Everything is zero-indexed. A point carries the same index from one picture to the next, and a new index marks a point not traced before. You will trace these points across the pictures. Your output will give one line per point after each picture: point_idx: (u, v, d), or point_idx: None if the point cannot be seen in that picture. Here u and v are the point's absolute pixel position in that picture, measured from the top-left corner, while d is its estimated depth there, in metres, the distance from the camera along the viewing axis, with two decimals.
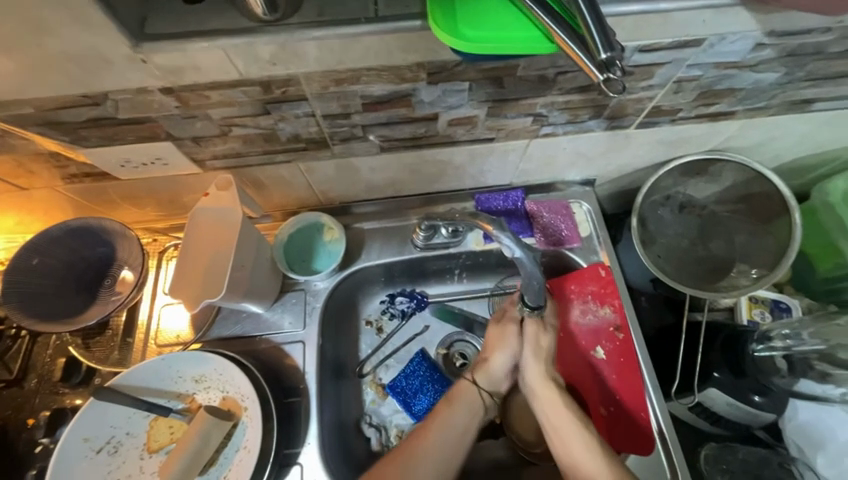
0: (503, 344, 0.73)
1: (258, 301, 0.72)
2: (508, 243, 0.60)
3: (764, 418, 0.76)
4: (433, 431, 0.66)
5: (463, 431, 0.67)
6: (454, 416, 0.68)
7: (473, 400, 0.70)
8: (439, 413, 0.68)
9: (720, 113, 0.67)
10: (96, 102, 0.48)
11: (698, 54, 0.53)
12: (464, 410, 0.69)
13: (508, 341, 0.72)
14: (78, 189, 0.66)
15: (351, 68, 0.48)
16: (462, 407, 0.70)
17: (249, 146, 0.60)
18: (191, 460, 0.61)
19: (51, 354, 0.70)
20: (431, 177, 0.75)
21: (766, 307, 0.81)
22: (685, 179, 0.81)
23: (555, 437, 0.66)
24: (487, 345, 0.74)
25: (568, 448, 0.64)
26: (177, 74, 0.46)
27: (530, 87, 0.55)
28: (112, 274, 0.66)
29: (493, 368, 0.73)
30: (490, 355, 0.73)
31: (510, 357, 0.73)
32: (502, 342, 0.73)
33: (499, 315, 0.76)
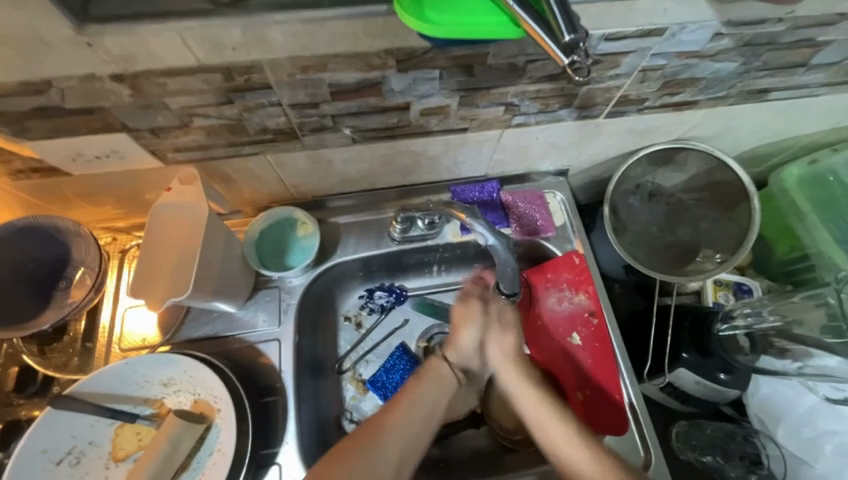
0: (470, 320, 0.70)
1: (230, 300, 0.69)
2: (481, 231, 0.63)
3: (729, 395, 0.80)
4: (403, 411, 0.61)
5: (431, 407, 0.63)
6: (422, 390, 0.64)
7: (444, 377, 0.66)
8: (411, 393, 0.63)
9: (684, 102, 0.69)
10: (39, 89, 0.45)
11: (662, 44, 0.54)
12: (433, 387, 0.65)
13: (475, 318, 0.69)
14: (26, 186, 0.61)
15: (317, 54, 0.46)
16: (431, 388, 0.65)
17: (213, 138, 0.57)
18: (161, 467, 0.58)
19: (2, 364, 0.66)
20: (406, 169, 0.74)
21: (730, 289, 0.84)
22: (653, 167, 0.83)
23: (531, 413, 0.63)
24: (454, 324, 0.70)
25: (543, 426, 0.62)
26: (128, 59, 0.43)
27: (501, 75, 0.55)
28: (68, 275, 0.61)
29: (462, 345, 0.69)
30: (459, 332, 0.70)
31: (480, 335, 0.69)
32: (470, 318, 0.70)
33: (464, 295, 0.72)
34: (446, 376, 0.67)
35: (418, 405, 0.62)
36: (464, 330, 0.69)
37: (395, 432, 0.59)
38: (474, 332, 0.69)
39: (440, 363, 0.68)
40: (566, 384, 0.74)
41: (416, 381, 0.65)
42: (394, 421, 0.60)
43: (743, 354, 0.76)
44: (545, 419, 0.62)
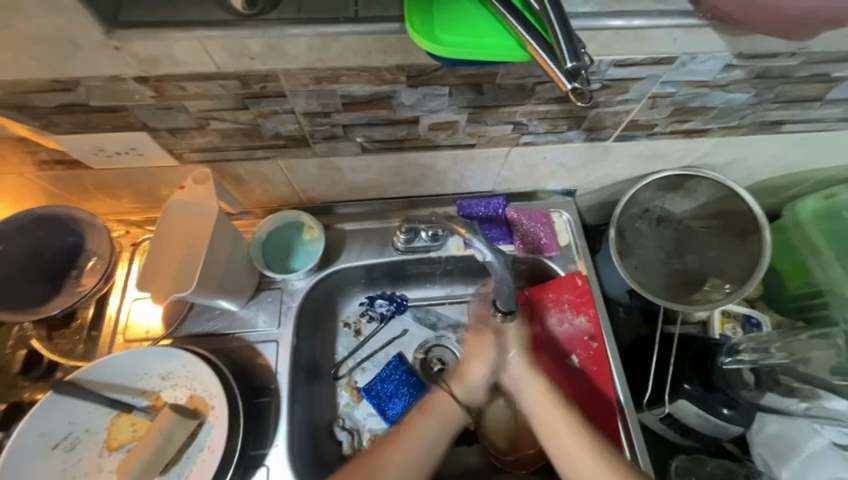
0: (480, 350, 0.69)
1: (232, 298, 0.71)
2: (478, 247, 0.63)
3: (732, 431, 0.77)
4: (406, 441, 0.62)
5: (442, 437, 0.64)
6: (428, 423, 0.64)
7: (448, 413, 0.65)
8: (413, 425, 0.64)
9: (694, 130, 0.69)
10: (68, 88, 0.48)
11: (672, 72, 0.54)
12: (436, 427, 0.64)
13: (487, 351, 0.68)
14: (50, 176, 0.64)
15: (331, 67, 0.48)
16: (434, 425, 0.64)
17: (228, 140, 0.59)
18: (151, 461, 0.59)
19: (11, 346, 0.68)
20: (413, 180, 0.76)
21: (738, 321, 0.82)
22: (662, 193, 0.83)
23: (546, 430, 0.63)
24: (467, 354, 0.70)
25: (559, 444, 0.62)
26: (153, 63, 0.45)
27: (509, 95, 0.56)
28: (80, 264, 0.63)
29: (471, 378, 0.68)
30: (468, 365, 0.69)
31: (489, 366, 0.68)
32: (479, 349, 0.69)
33: (478, 325, 0.71)
34: (453, 416, 0.65)
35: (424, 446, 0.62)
36: (472, 363, 0.68)
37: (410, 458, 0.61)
38: (485, 363, 0.68)
39: (446, 396, 0.66)
40: None
41: (419, 415, 0.65)
42: (399, 454, 0.61)
43: (746, 390, 0.74)
44: (565, 441, 0.62)
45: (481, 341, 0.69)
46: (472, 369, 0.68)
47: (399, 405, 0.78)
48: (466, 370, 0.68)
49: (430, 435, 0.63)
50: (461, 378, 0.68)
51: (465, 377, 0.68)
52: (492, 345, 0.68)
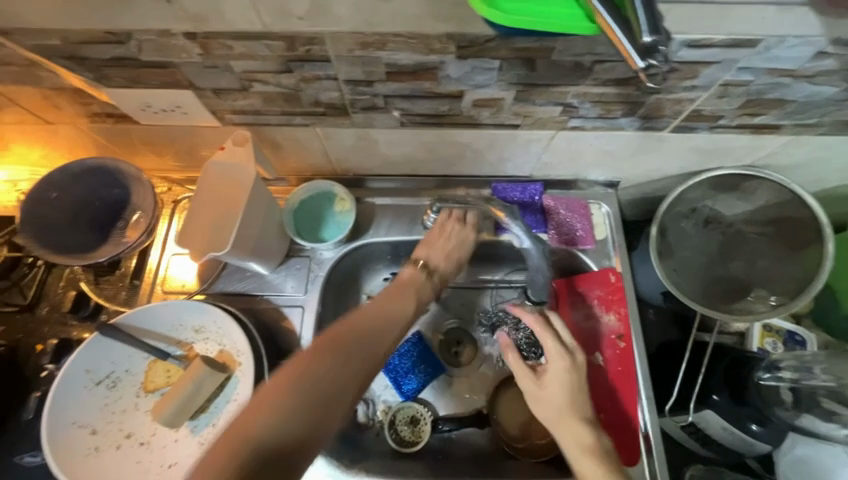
0: (443, 244, 0.73)
1: (263, 262, 0.72)
2: (517, 233, 0.64)
3: (759, 449, 0.73)
4: (335, 344, 0.56)
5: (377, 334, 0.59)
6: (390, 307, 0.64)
7: (387, 328, 0.61)
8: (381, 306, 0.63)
9: (765, 125, 0.63)
10: (120, 40, 0.47)
11: (753, 57, 0.48)
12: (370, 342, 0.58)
13: (451, 239, 0.73)
14: (102, 129, 0.66)
15: (379, 32, 0.45)
16: (367, 329, 0.59)
17: (268, 104, 0.59)
18: (182, 405, 0.62)
19: (63, 286, 0.74)
20: (449, 159, 0.74)
21: (780, 338, 0.78)
22: (714, 192, 0.77)
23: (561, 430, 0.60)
24: (398, 285, 0.69)
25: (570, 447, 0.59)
26: (202, 19, 0.44)
27: (564, 74, 0.52)
28: (125, 217, 0.65)
29: (402, 299, 0.66)
30: (437, 240, 0.73)
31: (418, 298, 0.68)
32: (450, 238, 0.73)
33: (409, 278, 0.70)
34: (387, 326, 0.61)
35: (386, 322, 0.62)
36: (439, 241, 0.73)
37: (336, 363, 0.54)
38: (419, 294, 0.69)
39: (385, 307, 0.63)
40: None
41: (347, 327, 0.58)
42: (322, 362, 0.53)
43: (784, 409, 0.69)
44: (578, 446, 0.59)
45: (446, 235, 0.73)
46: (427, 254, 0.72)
47: (414, 381, 0.81)
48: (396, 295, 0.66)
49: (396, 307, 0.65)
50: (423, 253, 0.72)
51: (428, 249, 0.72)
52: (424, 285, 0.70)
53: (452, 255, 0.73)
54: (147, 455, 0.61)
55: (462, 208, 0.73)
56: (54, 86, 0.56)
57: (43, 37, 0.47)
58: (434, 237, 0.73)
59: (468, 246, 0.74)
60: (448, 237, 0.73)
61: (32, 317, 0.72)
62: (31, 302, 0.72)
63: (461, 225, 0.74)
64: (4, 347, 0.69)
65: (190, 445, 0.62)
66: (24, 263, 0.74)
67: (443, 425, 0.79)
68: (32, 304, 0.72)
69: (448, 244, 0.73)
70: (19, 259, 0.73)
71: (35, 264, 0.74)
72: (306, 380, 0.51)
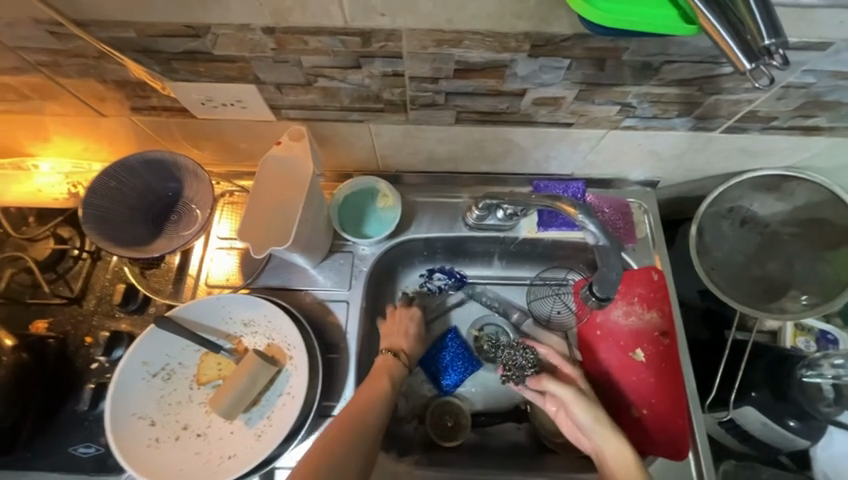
0: (406, 335, 0.76)
1: (310, 256, 0.73)
2: (593, 232, 0.60)
3: (798, 444, 0.75)
4: (371, 386, 0.66)
5: (369, 434, 0.61)
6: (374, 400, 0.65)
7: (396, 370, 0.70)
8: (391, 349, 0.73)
9: (814, 127, 0.64)
10: (197, 34, 0.48)
11: (821, 59, 0.49)
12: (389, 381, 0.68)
13: (410, 335, 0.76)
14: (152, 122, 0.66)
15: (457, 29, 0.46)
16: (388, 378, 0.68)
17: (328, 100, 0.59)
18: (239, 396, 0.63)
19: (110, 279, 0.74)
20: (494, 157, 0.74)
21: (812, 336, 0.80)
22: (754, 193, 0.78)
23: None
24: (387, 328, 0.76)
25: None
26: (285, 14, 0.45)
27: (630, 73, 0.52)
28: (179, 211, 0.66)
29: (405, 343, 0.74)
30: (403, 342, 0.74)
31: (413, 337, 0.76)
32: (408, 335, 0.76)
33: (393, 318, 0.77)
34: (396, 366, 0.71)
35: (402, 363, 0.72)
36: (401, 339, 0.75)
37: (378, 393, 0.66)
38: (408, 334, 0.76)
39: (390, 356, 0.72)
40: (621, 400, 0.72)
41: (370, 380, 0.68)
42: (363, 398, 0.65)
43: (825, 405, 0.70)
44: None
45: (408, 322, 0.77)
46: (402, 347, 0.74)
47: (455, 376, 0.82)
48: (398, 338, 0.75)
49: (379, 395, 0.65)
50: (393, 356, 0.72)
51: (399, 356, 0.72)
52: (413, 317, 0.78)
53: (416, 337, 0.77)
54: (205, 446, 0.62)
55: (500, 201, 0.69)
56: (116, 79, 0.56)
57: (120, 30, 0.48)
58: (395, 339, 0.74)
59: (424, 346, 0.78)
60: (405, 320, 0.77)
61: (79, 309, 0.72)
62: (77, 295, 0.72)
63: (410, 308, 0.79)
64: (53, 339, 0.69)
65: (247, 436, 0.63)
66: (69, 255, 0.74)
67: (481, 417, 0.81)
68: (78, 297, 0.72)
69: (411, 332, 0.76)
70: (65, 252, 0.74)
71: (80, 257, 0.74)
72: (359, 410, 0.63)
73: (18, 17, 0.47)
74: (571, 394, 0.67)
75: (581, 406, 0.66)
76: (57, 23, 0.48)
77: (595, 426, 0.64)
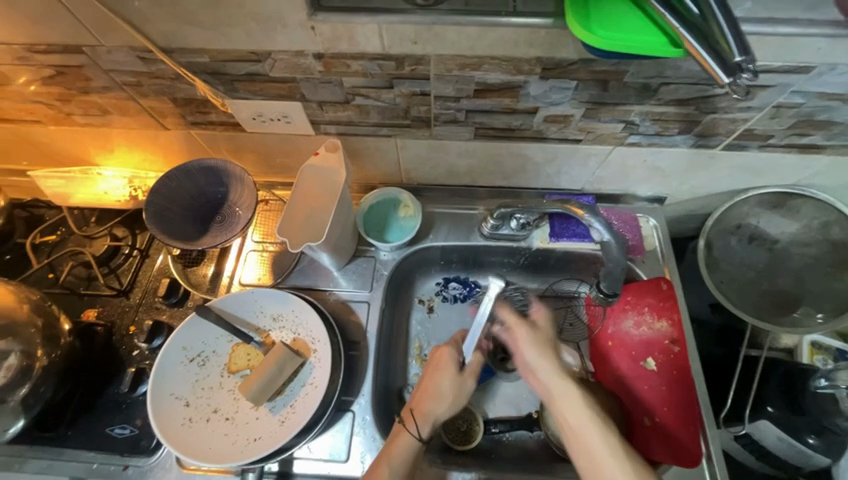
0: (440, 388, 0.70)
1: (337, 259, 0.79)
2: (598, 228, 0.66)
3: (817, 462, 0.74)
4: (404, 437, 0.65)
5: None
6: (401, 450, 0.64)
7: (435, 415, 0.68)
8: (431, 387, 0.70)
9: (811, 145, 0.69)
10: (259, 59, 0.57)
11: (805, 82, 0.55)
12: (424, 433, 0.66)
13: (444, 389, 0.69)
14: (206, 135, 0.75)
15: (479, 55, 0.54)
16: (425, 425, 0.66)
17: (363, 117, 0.67)
18: (267, 383, 0.67)
19: (155, 274, 0.81)
20: (508, 171, 0.80)
21: (830, 355, 0.79)
22: (760, 209, 0.81)
23: (568, 432, 0.62)
24: (433, 368, 0.72)
25: (586, 449, 0.59)
26: (334, 42, 0.54)
27: (631, 94, 0.59)
28: (224, 212, 0.74)
29: (444, 388, 0.69)
30: (433, 403, 0.68)
31: (453, 379, 0.70)
32: (443, 387, 0.70)
33: (437, 360, 0.72)
34: (436, 410, 0.68)
35: (444, 395, 0.69)
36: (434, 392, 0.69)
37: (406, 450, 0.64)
38: (449, 374, 0.70)
39: (431, 400, 0.69)
40: (633, 408, 0.73)
41: (404, 431, 0.66)
42: (394, 451, 0.64)
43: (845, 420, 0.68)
44: (596, 451, 0.58)
45: (441, 372, 0.70)
46: (430, 406, 0.68)
47: None
48: (438, 383, 0.70)
49: (407, 452, 0.64)
50: (422, 415, 0.67)
51: (427, 415, 0.67)
52: (452, 360, 0.72)
53: (454, 386, 0.70)
54: (233, 429, 0.67)
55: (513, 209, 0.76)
56: (184, 97, 0.66)
57: (196, 55, 0.58)
58: (430, 391, 0.69)
59: (468, 388, 0.70)
60: (447, 365, 0.71)
61: (125, 301, 0.79)
62: (125, 288, 0.80)
63: (449, 347, 0.73)
64: (101, 327, 0.76)
65: (272, 422, 0.68)
66: (122, 252, 0.82)
67: (493, 427, 0.80)
68: (126, 289, 0.79)
69: (447, 380, 0.70)
70: (119, 249, 0.82)
71: (131, 254, 0.82)
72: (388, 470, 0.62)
73: (117, 45, 0.57)
74: (519, 330, 0.70)
75: (530, 345, 0.69)
76: (147, 49, 0.58)
77: (545, 365, 0.67)
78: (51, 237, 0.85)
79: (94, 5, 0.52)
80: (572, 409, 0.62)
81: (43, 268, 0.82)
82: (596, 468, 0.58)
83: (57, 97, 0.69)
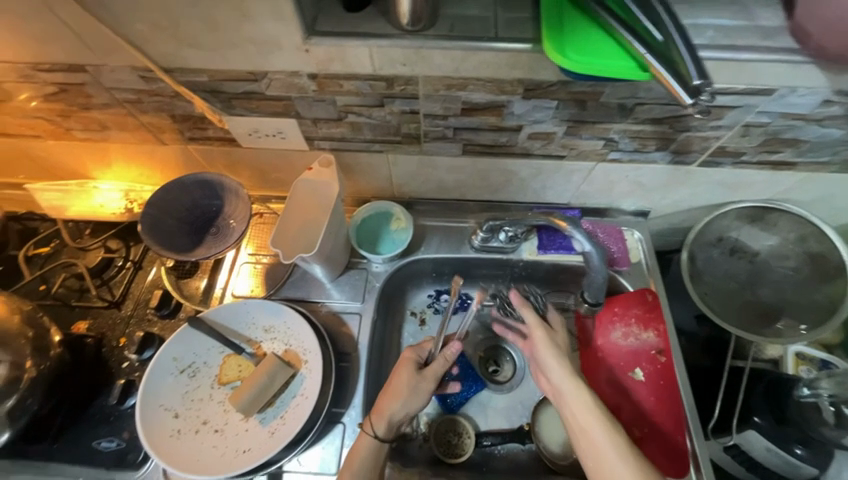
0: (398, 389, 0.70)
1: (329, 271, 0.80)
2: (579, 239, 0.68)
3: (804, 472, 0.75)
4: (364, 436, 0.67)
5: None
6: (365, 454, 0.66)
7: (392, 415, 0.68)
8: (390, 387, 0.70)
9: (782, 162, 0.72)
10: (256, 79, 0.60)
11: (769, 103, 0.59)
12: (382, 431, 0.67)
13: (401, 390, 0.70)
14: (203, 150, 0.77)
15: (463, 76, 0.58)
16: (382, 425, 0.67)
17: (355, 133, 0.70)
18: (257, 395, 0.68)
19: (148, 286, 0.82)
20: (497, 185, 0.83)
21: (814, 365, 0.81)
22: (739, 223, 0.83)
23: (577, 432, 0.64)
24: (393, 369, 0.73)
25: (595, 448, 0.62)
26: (327, 63, 0.57)
27: (608, 113, 0.63)
28: (218, 225, 0.75)
29: (400, 388, 0.70)
30: (390, 405, 0.69)
31: (412, 378, 0.71)
32: (400, 387, 0.70)
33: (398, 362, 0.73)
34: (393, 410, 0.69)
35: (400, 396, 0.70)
36: (394, 391, 0.70)
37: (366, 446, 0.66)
38: (409, 374, 0.71)
39: (388, 401, 0.69)
40: (624, 418, 0.74)
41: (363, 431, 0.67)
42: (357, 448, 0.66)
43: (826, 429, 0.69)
44: (599, 444, 0.61)
45: (400, 371, 0.72)
46: (387, 405, 0.69)
47: (462, 394, 0.85)
48: (395, 384, 0.70)
49: (367, 448, 0.66)
50: (377, 416, 0.68)
51: (383, 414, 0.68)
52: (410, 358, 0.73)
53: (414, 390, 0.70)
54: (222, 441, 0.67)
55: (500, 221, 0.78)
56: (183, 114, 0.69)
57: (195, 75, 0.61)
58: (388, 392, 0.70)
59: (427, 387, 0.71)
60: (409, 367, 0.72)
61: (117, 313, 0.80)
62: (117, 299, 0.80)
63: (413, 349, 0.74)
64: (91, 339, 0.76)
65: (261, 433, 0.68)
66: (116, 264, 0.83)
67: (485, 440, 0.80)
68: (118, 301, 0.80)
69: (404, 381, 0.70)
70: (112, 261, 0.83)
71: (124, 266, 0.83)
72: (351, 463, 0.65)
73: (119, 64, 0.60)
74: (537, 331, 0.72)
75: (546, 347, 0.70)
76: (149, 69, 0.61)
77: (557, 366, 0.69)
78: (45, 249, 0.86)
79: (99, 28, 0.55)
80: (579, 403, 0.65)
81: (35, 279, 0.82)
82: (598, 460, 0.61)
83: (59, 113, 0.71)
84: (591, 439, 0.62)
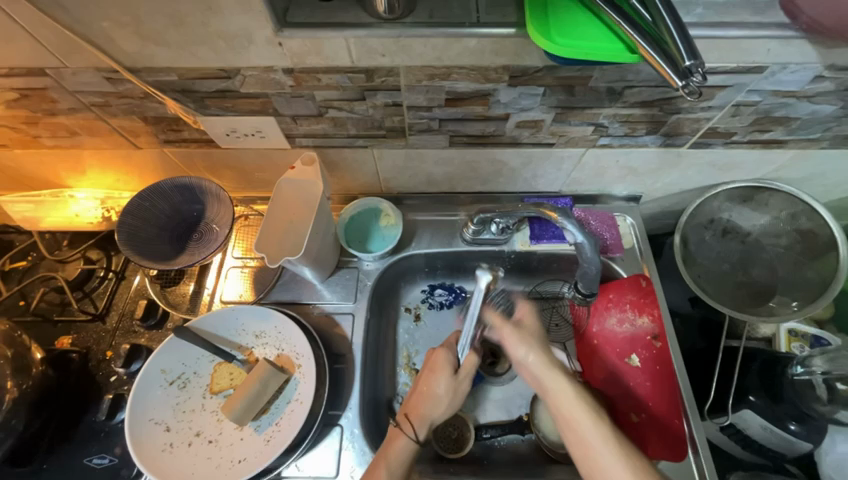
0: (432, 391, 0.70)
1: (318, 271, 0.78)
2: (571, 230, 0.67)
3: (800, 448, 0.76)
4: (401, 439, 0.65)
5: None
6: (399, 456, 0.64)
7: (427, 418, 0.68)
8: (422, 390, 0.70)
9: (773, 140, 0.71)
10: (228, 76, 0.57)
11: (759, 81, 0.58)
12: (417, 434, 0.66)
13: (436, 392, 0.70)
14: (181, 153, 0.74)
15: (447, 65, 0.55)
16: (419, 429, 0.67)
17: (337, 129, 0.67)
18: (251, 403, 0.66)
19: (132, 296, 0.79)
20: (487, 176, 0.81)
21: (806, 342, 0.82)
22: (731, 204, 0.82)
23: (557, 415, 0.64)
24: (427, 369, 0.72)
25: (576, 432, 0.61)
26: (302, 57, 0.54)
27: (597, 98, 0.61)
28: (200, 230, 0.73)
29: (435, 390, 0.70)
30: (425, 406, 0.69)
31: (448, 382, 0.70)
32: (435, 389, 0.70)
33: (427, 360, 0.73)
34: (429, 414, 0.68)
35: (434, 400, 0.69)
36: (428, 394, 0.69)
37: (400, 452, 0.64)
38: (445, 377, 0.70)
39: (420, 403, 0.69)
40: (621, 404, 0.74)
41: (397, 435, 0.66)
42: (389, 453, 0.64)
43: (820, 405, 0.70)
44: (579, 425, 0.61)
45: (436, 374, 0.71)
46: (425, 407, 0.69)
47: None
48: (429, 385, 0.70)
49: (401, 452, 0.64)
50: (415, 417, 0.67)
51: (421, 417, 0.68)
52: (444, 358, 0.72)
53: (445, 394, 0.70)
54: (216, 452, 0.66)
55: (492, 213, 0.76)
56: (155, 115, 0.66)
57: (163, 74, 0.58)
58: (422, 393, 0.70)
59: (463, 390, 0.71)
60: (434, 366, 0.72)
61: (102, 326, 0.77)
62: (101, 312, 0.77)
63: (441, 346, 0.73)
64: (76, 354, 0.73)
65: (257, 441, 0.66)
66: (97, 275, 0.80)
67: (485, 433, 0.80)
68: (102, 313, 0.77)
69: (440, 383, 0.70)
70: (93, 272, 0.80)
71: (106, 277, 0.80)
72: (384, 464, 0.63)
73: (82, 66, 0.57)
74: (504, 327, 0.70)
75: (515, 338, 0.69)
76: (114, 70, 0.57)
77: (531, 352, 0.68)
78: (21, 263, 0.82)
79: (56, 28, 0.51)
80: (556, 386, 0.65)
81: (13, 295, 0.79)
82: (580, 442, 0.60)
83: (23, 120, 0.67)
84: (570, 419, 0.62)
